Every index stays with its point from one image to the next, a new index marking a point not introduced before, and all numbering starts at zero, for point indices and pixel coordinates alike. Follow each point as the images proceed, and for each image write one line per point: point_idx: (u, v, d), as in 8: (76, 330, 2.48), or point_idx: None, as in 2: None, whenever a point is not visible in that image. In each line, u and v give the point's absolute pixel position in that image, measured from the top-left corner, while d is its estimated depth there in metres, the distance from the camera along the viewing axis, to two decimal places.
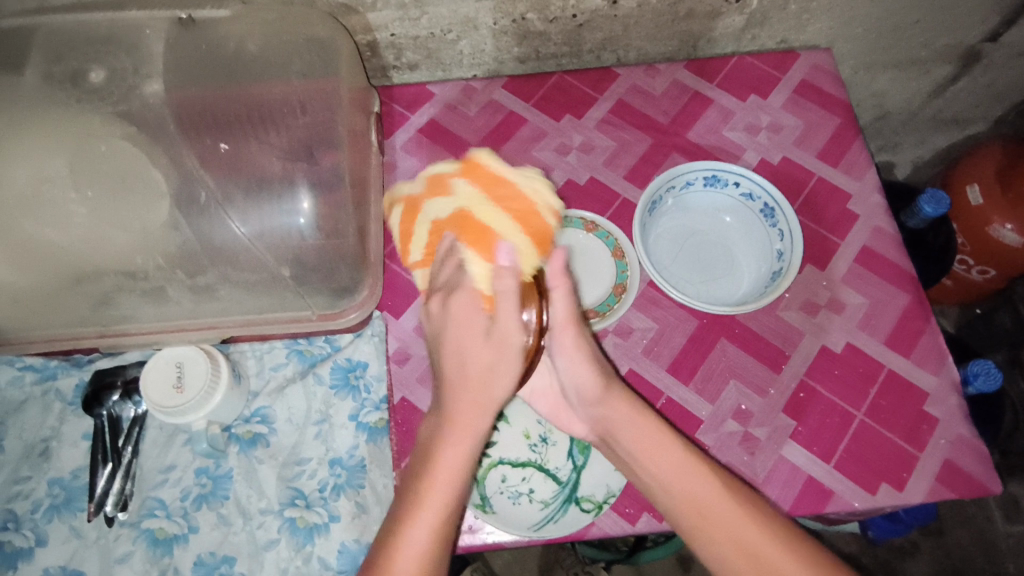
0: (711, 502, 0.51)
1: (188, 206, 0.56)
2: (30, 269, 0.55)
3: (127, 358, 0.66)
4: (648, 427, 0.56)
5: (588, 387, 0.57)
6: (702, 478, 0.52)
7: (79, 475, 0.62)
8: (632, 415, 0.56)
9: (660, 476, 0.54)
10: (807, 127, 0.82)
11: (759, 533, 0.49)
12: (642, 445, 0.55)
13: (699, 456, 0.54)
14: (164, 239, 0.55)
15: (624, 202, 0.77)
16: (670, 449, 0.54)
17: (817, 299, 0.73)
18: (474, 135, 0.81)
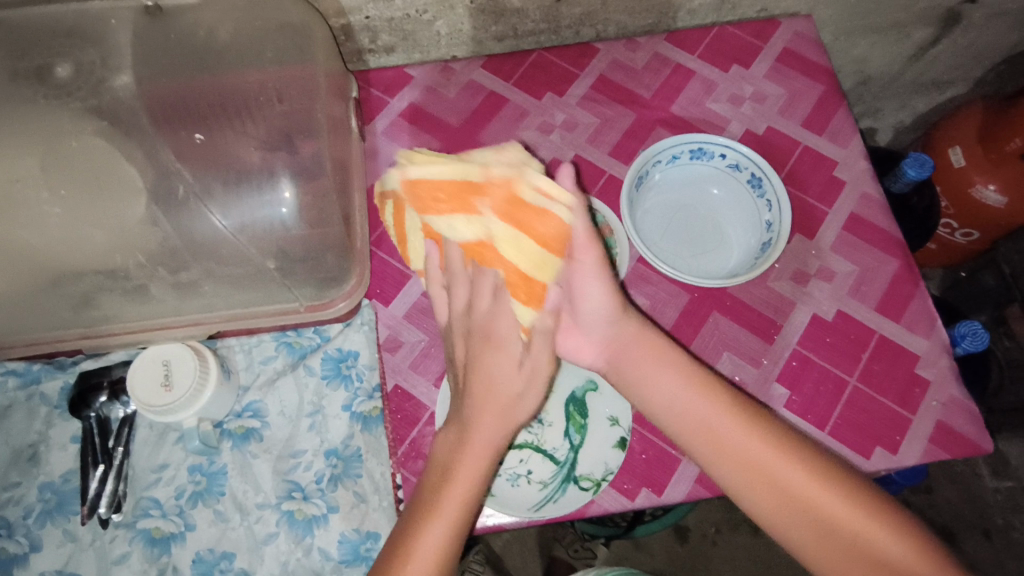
0: (717, 421, 0.53)
1: (166, 200, 0.55)
2: (5, 273, 0.53)
3: (113, 358, 0.64)
4: (659, 350, 0.57)
5: (607, 310, 0.56)
6: (705, 398, 0.54)
7: (70, 479, 0.61)
8: (642, 339, 0.57)
9: (669, 392, 0.55)
10: (790, 95, 0.82)
11: (759, 445, 0.52)
12: (649, 367, 0.56)
13: (704, 376, 0.56)
14: (143, 236, 0.54)
15: (610, 179, 0.77)
16: (672, 371, 0.56)
17: (807, 268, 0.73)
18: (455, 117, 0.80)
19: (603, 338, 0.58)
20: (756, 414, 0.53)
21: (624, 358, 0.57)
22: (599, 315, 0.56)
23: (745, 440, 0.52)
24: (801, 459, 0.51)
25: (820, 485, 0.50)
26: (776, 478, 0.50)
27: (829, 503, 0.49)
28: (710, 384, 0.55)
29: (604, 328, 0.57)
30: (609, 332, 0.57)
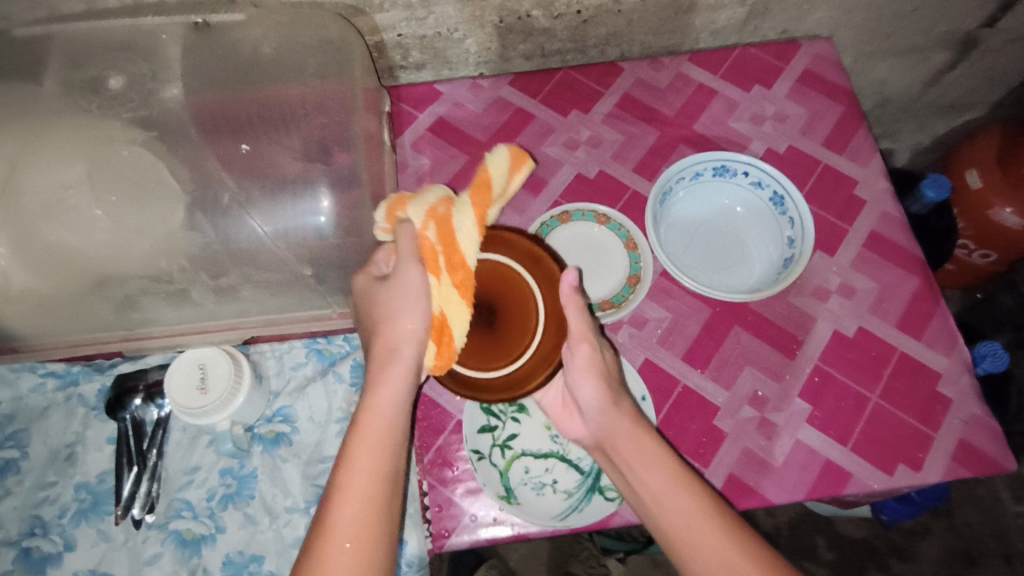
0: (699, 529, 0.48)
1: (210, 207, 0.57)
2: (51, 277, 0.55)
3: (149, 362, 0.66)
4: (649, 450, 0.52)
5: (596, 401, 0.53)
6: (687, 499, 0.49)
7: (105, 479, 0.63)
8: (640, 436, 0.52)
9: (658, 495, 0.50)
10: (812, 115, 0.83)
11: (738, 557, 0.47)
12: (640, 460, 0.51)
13: (706, 489, 0.51)
14: (185, 240, 0.56)
15: (634, 194, 0.78)
16: (673, 474, 0.51)
17: (828, 285, 0.73)
18: (482, 132, 0.82)
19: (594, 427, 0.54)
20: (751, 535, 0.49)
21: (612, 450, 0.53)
22: (590, 407, 0.54)
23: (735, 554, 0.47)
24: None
25: None
26: None
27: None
28: (699, 489, 0.50)
29: (598, 415, 0.53)
30: (601, 422, 0.53)
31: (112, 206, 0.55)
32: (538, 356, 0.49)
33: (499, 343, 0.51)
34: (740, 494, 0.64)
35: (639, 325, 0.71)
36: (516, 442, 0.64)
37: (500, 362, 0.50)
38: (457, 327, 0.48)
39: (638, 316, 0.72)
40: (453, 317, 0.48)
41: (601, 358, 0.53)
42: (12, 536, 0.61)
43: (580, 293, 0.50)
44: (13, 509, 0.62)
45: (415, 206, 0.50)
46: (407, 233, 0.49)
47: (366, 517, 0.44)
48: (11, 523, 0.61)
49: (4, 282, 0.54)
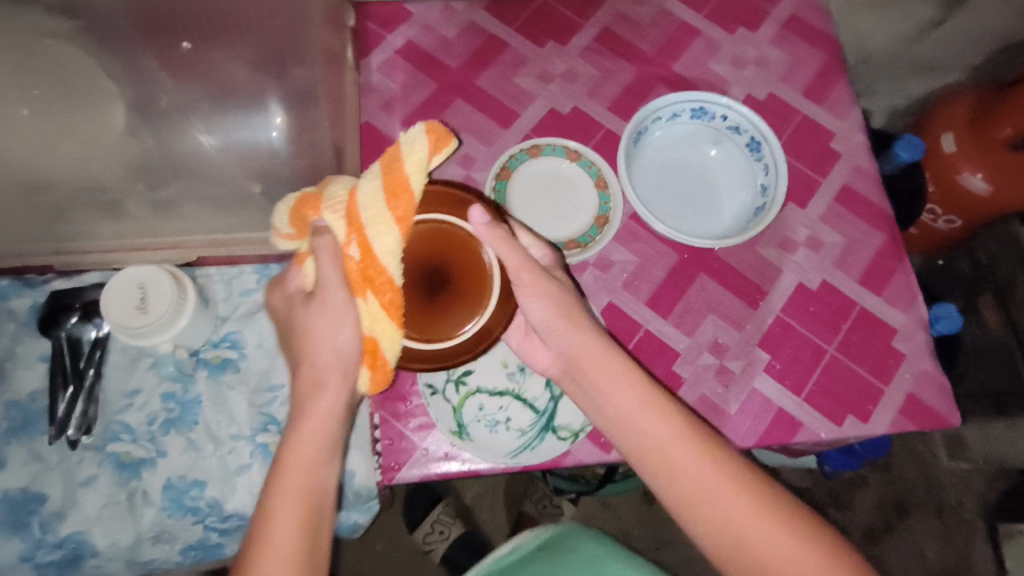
0: (672, 449, 0.46)
1: (147, 111, 0.56)
2: None
3: (86, 280, 0.62)
4: (615, 366, 0.48)
5: (556, 319, 0.49)
6: (660, 417, 0.47)
7: (37, 398, 0.60)
8: (604, 359, 0.49)
9: (631, 423, 0.47)
10: (794, 62, 0.80)
11: (713, 476, 0.45)
12: (607, 385, 0.48)
13: (685, 417, 0.47)
14: (122, 146, 0.55)
15: (607, 133, 0.76)
16: (640, 394, 0.48)
17: (797, 237, 0.73)
18: (453, 59, 0.78)
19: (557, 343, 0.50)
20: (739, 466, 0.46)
21: (576, 364, 0.50)
22: (552, 326, 0.49)
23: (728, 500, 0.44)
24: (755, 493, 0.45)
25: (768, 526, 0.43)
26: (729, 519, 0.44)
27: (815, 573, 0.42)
28: (670, 406, 0.47)
29: (559, 333, 0.49)
30: (564, 340, 0.50)
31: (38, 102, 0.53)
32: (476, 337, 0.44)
33: (446, 308, 0.45)
34: None
35: (604, 267, 0.70)
36: (471, 378, 0.62)
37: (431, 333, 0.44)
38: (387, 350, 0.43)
39: (603, 258, 0.70)
40: (382, 336, 0.43)
41: (547, 280, 0.48)
42: None
43: (499, 224, 0.45)
44: None
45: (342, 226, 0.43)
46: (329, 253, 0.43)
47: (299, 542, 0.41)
48: None
49: None
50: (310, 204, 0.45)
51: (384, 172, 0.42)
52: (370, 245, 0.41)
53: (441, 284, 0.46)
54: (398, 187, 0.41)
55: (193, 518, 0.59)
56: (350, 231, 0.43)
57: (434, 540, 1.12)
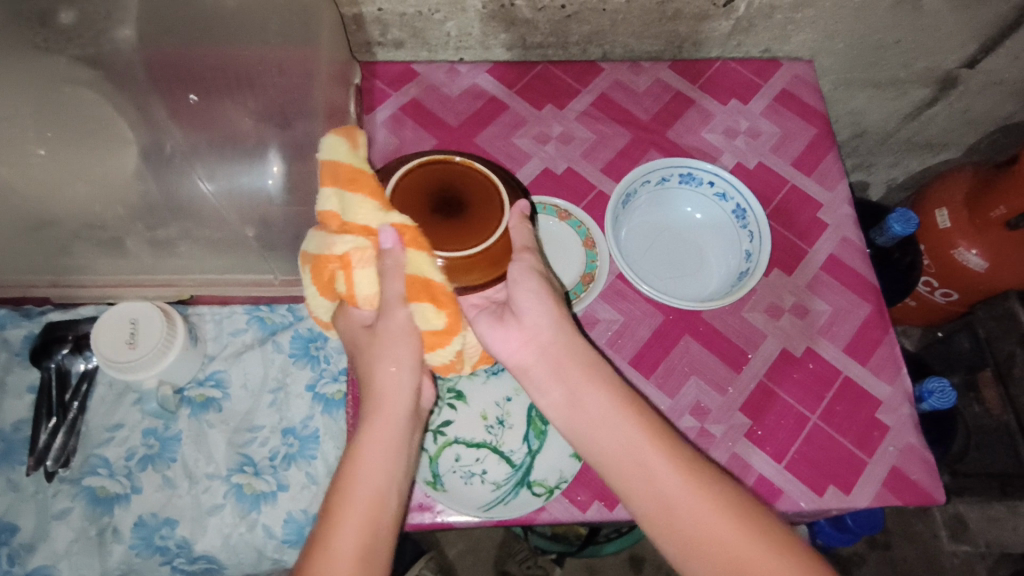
0: (641, 449, 0.47)
1: (154, 156, 0.57)
2: None
3: (82, 312, 0.64)
4: (595, 362, 0.51)
5: (548, 311, 0.52)
6: (628, 418, 0.48)
7: (21, 428, 0.61)
8: (586, 357, 0.51)
9: (607, 424, 0.49)
10: (784, 134, 0.83)
11: (677, 482, 0.46)
12: (580, 378, 0.50)
13: (662, 424, 0.49)
14: (126, 188, 0.56)
15: (599, 194, 0.78)
16: (608, 390, 0.50)
17: (782, 303, 0.73)
18: (455, 117, 0.81)
19: (540, 333, 0.52)
20: (709, 472, 0.47)
21: (552, 359, 0.51)
22: (545, 318, 0.52)
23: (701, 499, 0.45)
24: (707, 484, 0.46)
25: (730, 524, 0.44)
26: (694, 525, 0.45)
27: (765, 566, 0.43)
28: (639, 406, 0.49)
29: (534, 312, 0.52)
30: (547, 330, 0.52)
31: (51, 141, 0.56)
32: (489, 255, 0.48)
33: (462, 228, 0.48)
34: None
35: (590, 324, 0.71)
36: (449, 429, 0.63)
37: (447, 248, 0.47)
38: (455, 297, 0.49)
39: (589, 315, 0.71)
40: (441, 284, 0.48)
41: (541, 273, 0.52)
42: None
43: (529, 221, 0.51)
44: None
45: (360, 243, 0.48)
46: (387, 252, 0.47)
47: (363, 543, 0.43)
48: None
49: None
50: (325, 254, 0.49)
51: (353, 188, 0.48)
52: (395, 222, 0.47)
53: (456, 203, 0.49)
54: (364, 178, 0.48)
55: (160, 557, 0.58)
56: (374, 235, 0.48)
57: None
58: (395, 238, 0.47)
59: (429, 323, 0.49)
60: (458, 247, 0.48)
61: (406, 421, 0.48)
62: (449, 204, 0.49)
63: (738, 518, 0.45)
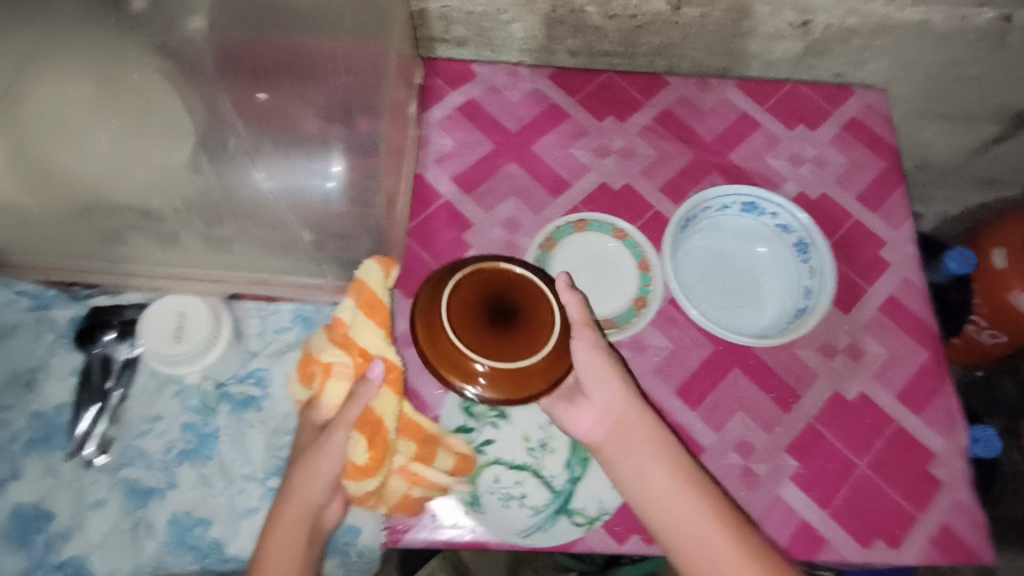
0: (702, 529, 0.49)
1: (217, 151, 0.56)
2: (47, 193, 0.52)
3: (127, 299, 0.63)
4: (661, 443, 0.53)
5: (626, 396, 0.55)
6: (692, 497, 0.51)
7: (62, 412, 0.60)
8: (655, 438, 0.54)
9: (668, 503, 0.51)
10: (852, 165, 0.80)
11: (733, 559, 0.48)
12: (646, 458, 0.53)
13: (722, 500, 0.51)
14: (184, 181, 0.55)
15: (656, 215, 0.76)
16: (674, 469, 0.52)
17: (837, 343, 0.71)
18: (512, 123, 0.79)
19: (614, 412, 0.55)
20: (766, 553, 0.48)
21: (622, 438, 0.54)
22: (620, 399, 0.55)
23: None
24: (762, 566, 0.48)
25: None
26: None
27: None
28: (702, 484, 0.52)
29: (606, 392, 0.55)
30: (620, 412, 0.55)
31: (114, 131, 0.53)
32: (547, 359, 0.50)
33: (514, 339, 0.50)
34: None
35: (638, 349, 0.69)
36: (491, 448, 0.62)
37: (505, 360, 0.49)
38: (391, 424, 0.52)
39: (638, 340, 0.69)
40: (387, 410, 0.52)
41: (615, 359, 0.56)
42: None
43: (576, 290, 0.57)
44: None
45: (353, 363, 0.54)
46: (370, 381, 0.51)
47: None
48: None
49: None
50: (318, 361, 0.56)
51: (369, 314, 0.54)
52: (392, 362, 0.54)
53: (511, 314, 0.51)
54: (373, 303, 0.54)
55: (191, 556, 0.57)
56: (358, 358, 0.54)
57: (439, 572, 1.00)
58: (380, 371, 0.52)
59: (356, 460, 0.51)
60: (523, 354, 0.50)
61: (308, 539, 0.49)
62: (502, 314, 0.51)
63: None
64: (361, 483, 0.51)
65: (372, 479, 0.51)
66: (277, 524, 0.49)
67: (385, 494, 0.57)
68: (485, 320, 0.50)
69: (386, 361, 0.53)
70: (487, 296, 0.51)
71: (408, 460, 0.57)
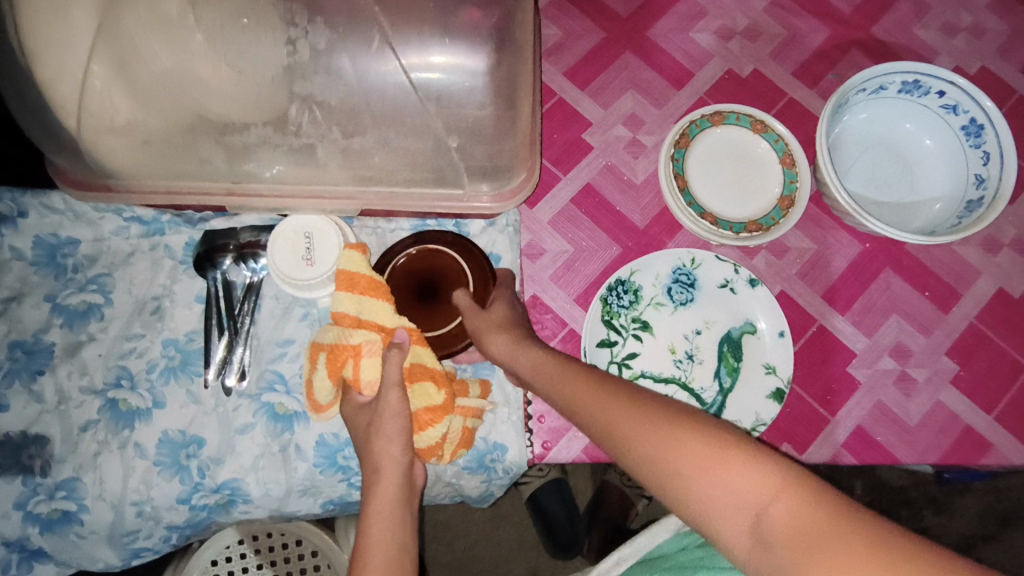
0: (637, 444, 0.39)
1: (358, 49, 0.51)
2: (175, 106, 0.49)
3: (243, 222, 0.61)
4: (579, 379, 0.46)
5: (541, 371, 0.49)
6: (613, 415, 0.42)
7: (194, 339, 0.58)
8: (565, 378, 0.47)
9: (607, 437, 0.42)
10: (1013, 34, 0.71)
11: (675, 458, 0.37)
12: (575, 401, 0.45)
13: (655, 404, 0.41)
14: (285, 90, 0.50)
15: (791, 103, 0.68)
16: (597, 397, 0.44)
17: (1001, 236, 0.65)
18: (624, 5, 0.70)
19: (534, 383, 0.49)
20: (696, 430, 0.38)
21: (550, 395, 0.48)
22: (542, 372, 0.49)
23: (780, 494, 0.33)
24: (695, 448, 0.37)
25: (721, 482, 0.35)
26: (715, 505, 0.35)
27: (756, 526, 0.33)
28: (621, 400, 0.43)
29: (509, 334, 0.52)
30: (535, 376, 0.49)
31: (236, 36, 0.49)
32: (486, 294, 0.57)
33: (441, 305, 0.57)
34: (867, 450, 0.59)
35: (779, 252, 0.64)
36: (635, 363, 0.59)
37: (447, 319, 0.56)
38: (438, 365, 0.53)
39: (778, 243, 0.64)
40: (428, 359, 0.52)
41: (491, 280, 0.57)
42: (97, 386, 0.57)
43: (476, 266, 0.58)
44: (97, 357, 0.57)
45: (361, 337, 0.52)
46: (399, 342, 0.50)
47: None
48: (96, 371, 0.57)
49: (109, 111, 0.48)
50: (338, 355, 0.52)
51: (371, 294, 0.52)
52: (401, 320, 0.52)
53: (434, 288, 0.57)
54: (373, 284, 0.52)
55: (341, 476, 0.57)
56: (378, 332, 0.52)
57: (531, 475, 1.04)
58: (405, 333, 0.51)
59: (433, 401, 0.52)
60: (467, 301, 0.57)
61: (407, 496, 0.47)
62: (429, 289, 0.58)
63: (725, 479, 0.35)
64: (428, 431, 0.53)
65: (441, 422, 0.52)
66: (375, 504, 0.46)
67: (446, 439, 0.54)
68: (413, 300, 0.57)
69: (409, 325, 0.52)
70: (416, 286, 0.57)
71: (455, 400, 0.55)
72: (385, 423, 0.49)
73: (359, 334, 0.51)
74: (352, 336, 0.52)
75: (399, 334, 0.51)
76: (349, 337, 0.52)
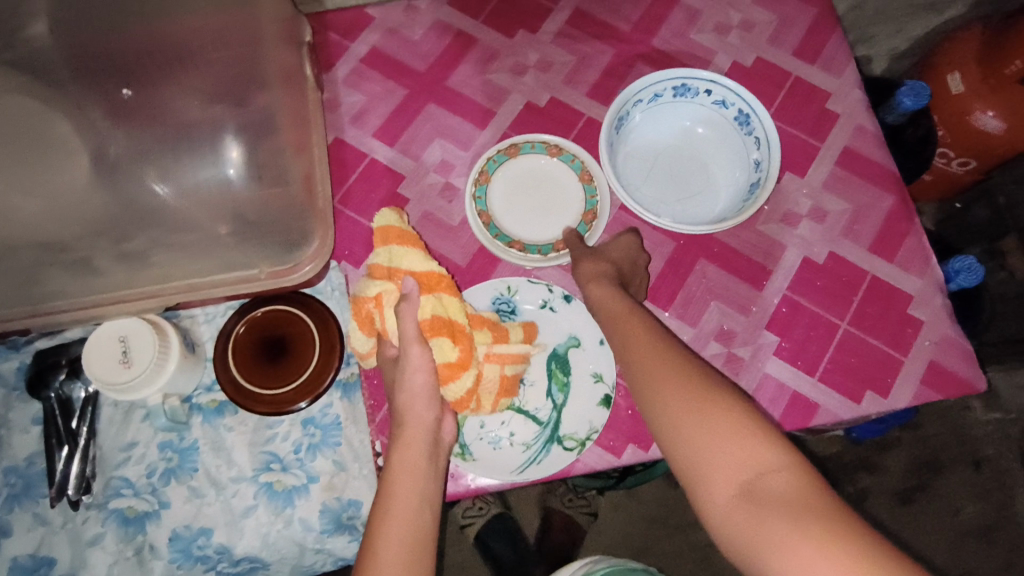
0: (652, 371, 0.48)
1: (103, 164, 0.55)
2: None
3: (69, 337, 0.61)
4: (616, 297, 0.56)
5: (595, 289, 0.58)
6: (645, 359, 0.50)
7: (35, 462, 0.59)
8: (613, 298, 0.56)
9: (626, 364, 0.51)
10: (782, 21, 0.76)
11: (672, 395, 0.46)
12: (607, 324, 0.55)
13: (683, 359, 0.49)
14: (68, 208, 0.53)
15: (589, 121, 0.72)
16: (621, 327, 0.54)
17: (798, 209, 0.69)
18: (420, 61, 0.74)
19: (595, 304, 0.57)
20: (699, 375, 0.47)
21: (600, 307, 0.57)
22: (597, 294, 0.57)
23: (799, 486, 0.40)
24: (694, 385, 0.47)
25: (715, 422, 0.44)
26: (709, 437, 0.43)
27: (722, 447, 0.43)
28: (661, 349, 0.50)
29: (586, 266, 0.60)
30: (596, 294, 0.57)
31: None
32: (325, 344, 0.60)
33: (286, 363, 0.59)
34: None
35: None
36: None
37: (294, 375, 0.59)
38: (459, 313, 0.54)
39: None
40: (450, 309, 0.54)
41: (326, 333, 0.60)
42: None
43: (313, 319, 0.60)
44: None
45: (383, 291, 0.53)
46: (409, 293, 0.52)
47: (408, 537, 0.46)
48: None
49: None
50: (365, 304, 0.54)
51: (396, 246, 0.55)
52: (427, 270, 0.54)
53: (276, 348, 0.59)
54: (398, 237, 0.55)
55: (202, 566, 0.58)
56: (395, 283, 0.54)
57: (472, 515, 1.06)
58: (412, 284, 0.52)
59: (449, 357, 0.52)
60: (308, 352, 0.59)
61: (429, 453, 0.51)
62: (274, 348, 0.59)
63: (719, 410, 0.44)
64: (451, 385, 0.53)
65: (464, 373, 0.53)
66: (403, 446, 0.51)
67: (481, 388, 0.55)
68: (263, 362, 0.59)
69: (430, 273, 0.54)
70: (257, 352, 0.59)
71: (491, 345, 0.56)
72: (409, 376, 0.52)
73: (372, 286, 0.54)
74: (368, 287, 0.54)
75: (409, 283, 0.52)
76: (372, 292, 0.54)
